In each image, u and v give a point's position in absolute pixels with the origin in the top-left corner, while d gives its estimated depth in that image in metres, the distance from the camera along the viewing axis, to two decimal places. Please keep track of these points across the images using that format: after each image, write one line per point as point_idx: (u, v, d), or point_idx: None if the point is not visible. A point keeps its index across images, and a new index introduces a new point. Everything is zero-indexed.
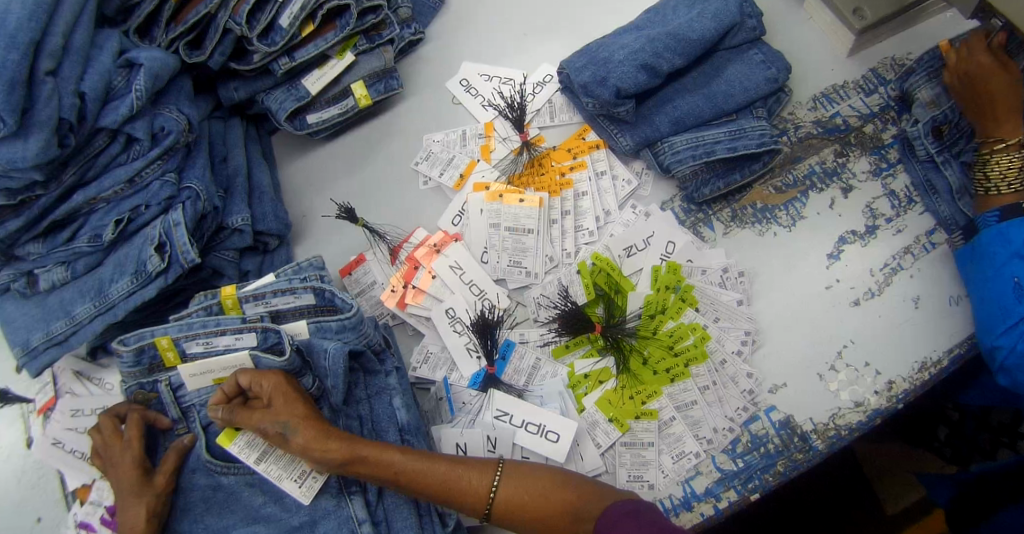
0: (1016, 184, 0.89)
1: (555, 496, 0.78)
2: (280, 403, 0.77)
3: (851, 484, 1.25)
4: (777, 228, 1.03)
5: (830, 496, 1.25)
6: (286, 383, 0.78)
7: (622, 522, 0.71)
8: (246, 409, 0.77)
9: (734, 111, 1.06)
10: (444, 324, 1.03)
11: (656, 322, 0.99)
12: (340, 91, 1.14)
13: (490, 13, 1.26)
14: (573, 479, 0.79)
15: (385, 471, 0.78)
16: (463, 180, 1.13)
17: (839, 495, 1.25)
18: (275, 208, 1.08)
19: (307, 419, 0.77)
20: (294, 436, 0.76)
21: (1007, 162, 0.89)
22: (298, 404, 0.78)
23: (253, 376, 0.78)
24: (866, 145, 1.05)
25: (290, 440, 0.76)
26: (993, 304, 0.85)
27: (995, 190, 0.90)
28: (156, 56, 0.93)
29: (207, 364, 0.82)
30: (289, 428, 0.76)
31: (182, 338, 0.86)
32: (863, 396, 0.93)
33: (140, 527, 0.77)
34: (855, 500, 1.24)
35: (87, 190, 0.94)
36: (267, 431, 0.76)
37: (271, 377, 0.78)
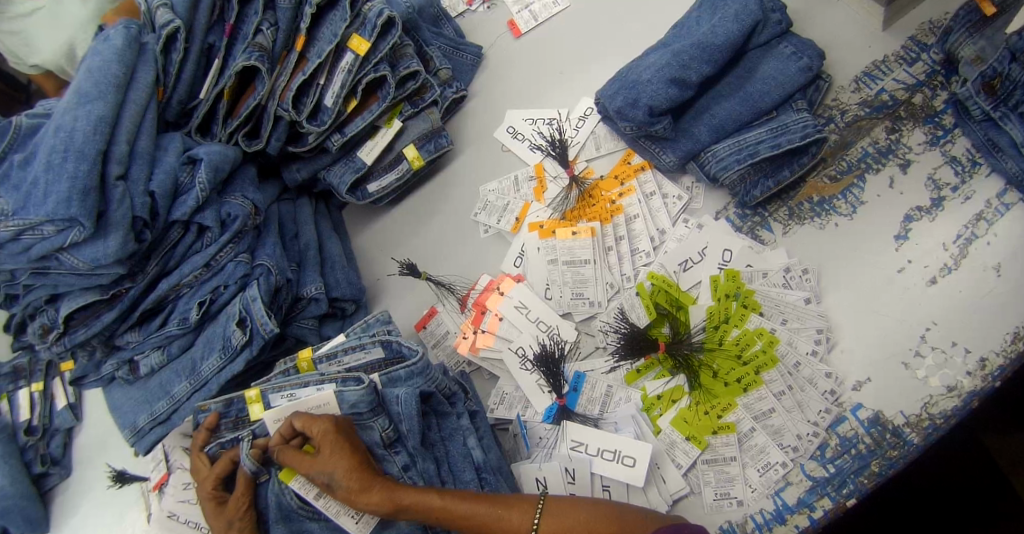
0: None
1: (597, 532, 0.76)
2: (327, 450, 0.79)
3: (981, 478, 1.08)
4: (837, 218, 0.99)
5: (958, 492, 1.07)
6: (333, 431, 0.80)
7: None
8: (296, 454, 0.80)
9: (773, 108, 1.01)
10: (516, 367, 1.00)
11: (721, 332, 0.94)
12: (394, 157, 1.14)
13: (527, 59, 1.19)
14: (622, 513, 0.77)
15: (428, 517, 0.79)
16: (519, 223, 1.08)
17: (969, 490, 1.07)
18: (348, 274, 1.11)
19: (351, 470, 0.79)
20: (338, 485, 0.79)
21: None
22: (343, 451, 0.80)
23: (305, 420, 0.81)
24: (918, 116, 1.00)
25: (334, 486, 0.79)
26: None
27: None
28: (214, 150, 1.01)
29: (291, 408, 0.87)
30: (333, 477, 0.79)
31: (268, 390, 0.91)
32: (955, 379, 0.88)
33: None
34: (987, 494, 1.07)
35: (170, 277, 1.02)
36: (315, 480, 0.79)
37: (321, 424, 0.80)
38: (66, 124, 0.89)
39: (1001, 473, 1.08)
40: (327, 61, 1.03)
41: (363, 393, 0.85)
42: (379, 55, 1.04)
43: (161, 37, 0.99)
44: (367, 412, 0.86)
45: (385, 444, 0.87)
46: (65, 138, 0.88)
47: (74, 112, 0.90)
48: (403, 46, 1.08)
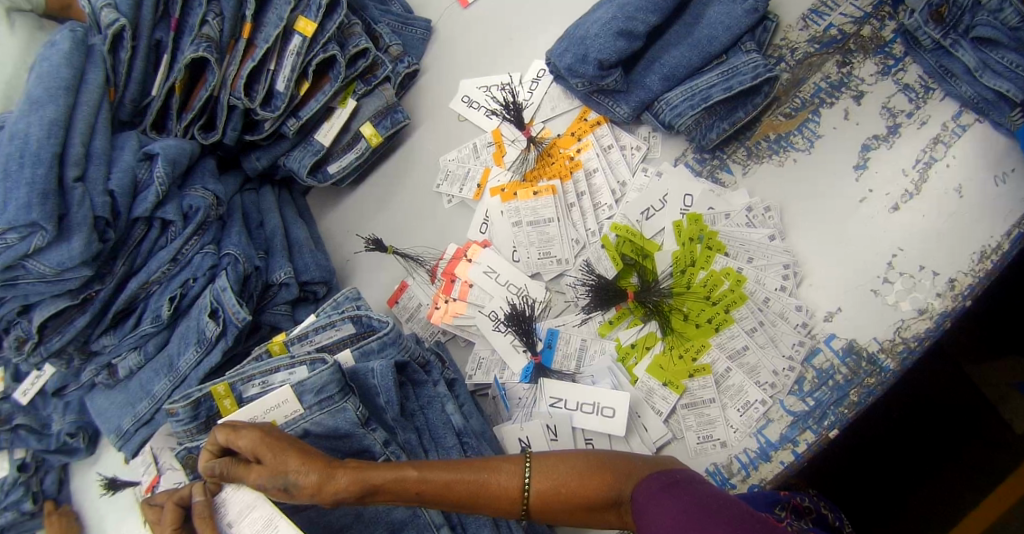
0: None
1: (592, 481, 0.76)
2: (269, 455, 0.75)
3: (970, 409, 1.14)
4: (795, 154, 0.98)
5: (950, 424, 1.14)
6: (262, 435, 0.76)
7: (660, 499, 0.70)
8: (239, 465, 0.76)
9: (723, 53, 0.99)
10: (489, 330, 1.00)
11: (689, 276, 0.94)
12: (352, 136, 1.14)
13: (476, 29, 1.18)
14: (608, 460, 0.77)
15: (407, 493, 0.77)
16: (481, 189, 1.08)
17: (960, 422, 1.14)
18: (315, 256, 1.11)
19: (304, 466, 0.75)
20: (298, 485, 0.74)
21: None
22: (284, 450, 0.75)
23: (228, 434, 0.76)
24: (868, 47, 0.99)
25: (297, 489, 0.74)
26: None
27: None
28: (170, 144, 1.02)
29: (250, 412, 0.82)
30: (291, 479, 0.74)
31: (237, 382, 0.90)
32: (925, 302, 0.89)
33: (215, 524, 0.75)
34: (976, 423, 1.14)
35: (139, 276, 1.03)
36: (268, 488, 0.74)
37: (248, 434, 0.76)
38: (20, 130, 0.90)
39: (990, 403, 1.13)
40: (275, 46, 1.04)
41: (328, 374, 0.84)
42: (326, 36, 1.04)
43: (107, 37, 0.99)
44: (337, 395, 0.85)
45: (361, 423, 0.85)
46: (19, 144, 0.89)
47: (26, 118, 0.90)
48: (351, 25, 1.08)
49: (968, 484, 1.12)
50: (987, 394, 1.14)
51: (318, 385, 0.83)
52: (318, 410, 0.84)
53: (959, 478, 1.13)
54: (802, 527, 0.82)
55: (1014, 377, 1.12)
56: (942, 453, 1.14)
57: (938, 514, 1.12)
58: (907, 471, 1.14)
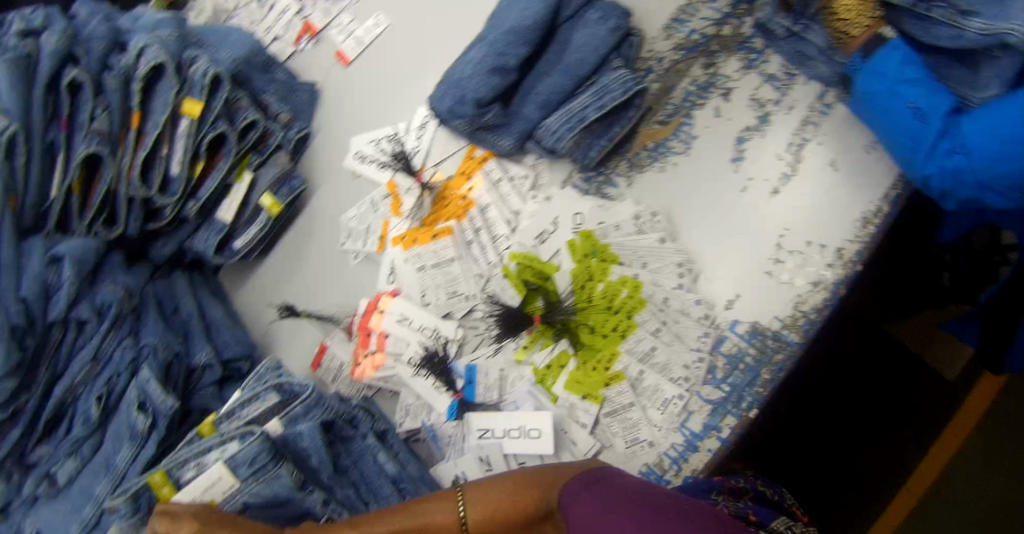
0: (862, 22, 0.97)
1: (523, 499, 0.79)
2: None
3: (902, 365, 1.29)
4: (674, 158, 1.03)
5: (889, 384, 1.29)
6: (200, 521, 0.78)
7: (581, 499, 0.73)
8: None
9: (591, 73, 1.04)
10: (409, 375, 1.03)
11: (588, 290, 0.98)
12: (252, 210, 1.16)
13: (364, 83, 1.22)
14: (532, 475, 0.82)
15: None
16: (383, 241, 1.12)
17: (897, 380, 1.29)
18: (235, 333, 1.16)
19: None
20: None
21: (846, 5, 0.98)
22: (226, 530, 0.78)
23: (167, 525, 0.79)
24: (730, 46, 1.05)
25: None
26: (904, 138, 0.89)
27: (849, 36, 0.98)
28: (76, 244, 1.04)
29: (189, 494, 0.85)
30: None
31: (174, 468, 0.89)
32: (818, 274, 0.94)
33: None
34: (910, 376, 1.28)
35: (63, 381, 1.03)
36: None
37: (188, 521, 0.78)
38: None
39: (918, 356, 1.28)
40: (166, 130, 1.07)
41: (259, 444, 0.87)
42: (213, 114, 1.09)
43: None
44: (270, 462, 0.88)
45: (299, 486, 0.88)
46: None
47: None
48: (237, 99, 1.13)
49: (914, 437, 1.27)
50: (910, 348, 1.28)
51: (250, 456, 0.87)
52: (254, 482, 0.87)
53: (905, 434, 1.27)
54: (738, 507, 0.88)
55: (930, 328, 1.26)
56: (887, 411, 1.29)
57: (895, 471, 1.26)
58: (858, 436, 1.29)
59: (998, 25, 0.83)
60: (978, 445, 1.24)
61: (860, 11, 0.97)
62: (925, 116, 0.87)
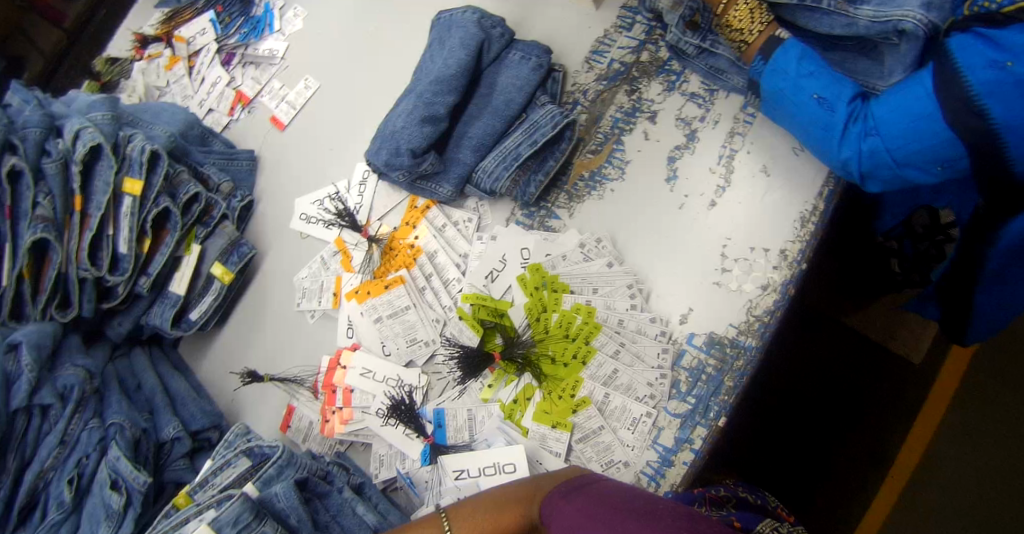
0: (755, 26, 0.98)
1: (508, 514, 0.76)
2: None
3: (867, 355, 1.35)
4: (611, 184, 1.06)
5: (857, 374, 1.35)
6: None
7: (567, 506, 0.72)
8: None
9: (522, 111, 1.08)
10: (379, 426, 1.03)
11: (544, 320, 0.99)
12: (205, 280, 1.17)
13: (302, 146, 1.25)
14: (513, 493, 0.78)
15: None
16: (337, 297, 1.12)
17: (865, 370, 1.35)
18: (201, 405, 1.14)
19: None
20: None
21: (739, 12, 0.99)
22: None
23: None
24: (650, 71, 1.10)
25: None
26: (814, 129, 0.93)
27: (746, 42, 0.99)
28: (32, 329, 1.07)
29: None
30: None
31: None
32: (766, 278, 0.97)
33: None
34: (878, 364, 1.35)
35: (31, 467, 1.02)
36: None
37: None
38: None
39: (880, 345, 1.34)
40: (109, 211, 1.10)
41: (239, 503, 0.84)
42: (155, 190, 1.11)
43: None
44: (252, 522, 0.84)
45: None
46: None
47: None
48: (178, 174, 1.15)
49: (890, 422, 1.32)
50: (873, 337, 1.34)
51: (231, 516, 0.83)
52: None
53: (882, 420, 1.33)
54: (722, 516, 0.88)
55: (888, 318, 1.33)
56: (861, 401, 1.34)
57: (878, 457, 1.31)
58: (837, 427, 1.34)
59: (890, 12, 0.89)
60: (954, 423, 1.31)
61: (752, 16, 0.98)
62: (831, 104, 0.91)
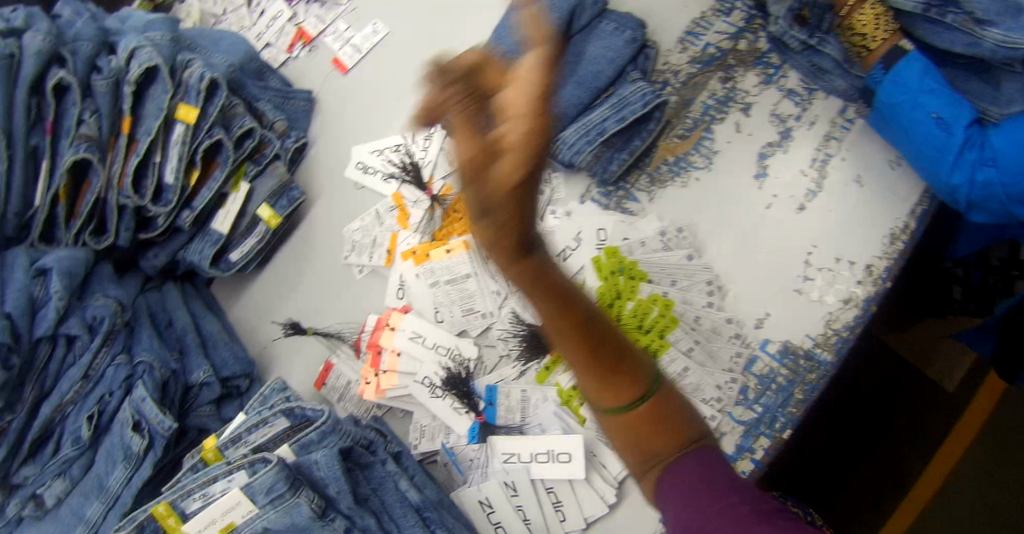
0: (881, 33, 0.97)
1: (649, 453, 0.66)
2: (500, 99, 0.49)
3: (900, 376, 1.33)
4: (696, 172, 1.01)
5: (887, 393, 1.33)
6: (483, 73, 0.52)
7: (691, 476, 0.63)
8: (474, 112, 0.50)
9: (610, 85, 1.02)
10: (426, 397, 0.97)
11: (617, 308, 0.97)
12: (249, 220, 1.10)
13: (365, 93, 1.18)
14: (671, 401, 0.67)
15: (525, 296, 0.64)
16: (391, 254, 1.06)
17: (896, 390, 1.33)
18: (233, 350, 1.08)
19: (509, 219, 0.52)
20: (504, 171, 0.47)
21: (866, 16, 0.98)
22: (502, 99, 0.50)
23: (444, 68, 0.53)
24: (747, 61, 1.04)
25: (469, 187, 0.50)
26: (928, 149, 0.89)
27: (868, 47, 0.98)
28: (65, 254, 0.99)
29: (208, 516, 0.80)
30: (524, 169, 0.47)
31: (178, 499, 0.83)
32: (848, 291, 0.92)
33: (482, 160, 0.48)
34: (910, 386, 1.32)
35: (50, 400, 0.96)
36: (493, 141, 0.48)
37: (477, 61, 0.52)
38: None
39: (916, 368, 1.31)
40: (159, 137, 1.02)
41: (276, 471, 0.80)
42: (210, 120, 1.03)
43: None
44: (288, 492, 0.81)
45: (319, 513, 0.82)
46: None
47: None
48: (233, 106, 1.07)
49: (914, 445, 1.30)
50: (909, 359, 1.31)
51: (266, 485, 0.80)
52: (272, 508, 0.81)
53: (907, 442, 1.30)
54: None
55: (928, 340, 1.28)
56: (888, 419, 1.32)
57: (897, 480, 1.28)
58: (860, 443, 1.32)
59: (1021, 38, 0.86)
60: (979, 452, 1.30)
61: (879, 22, 0.97)
62: (949, 126, 0.88)
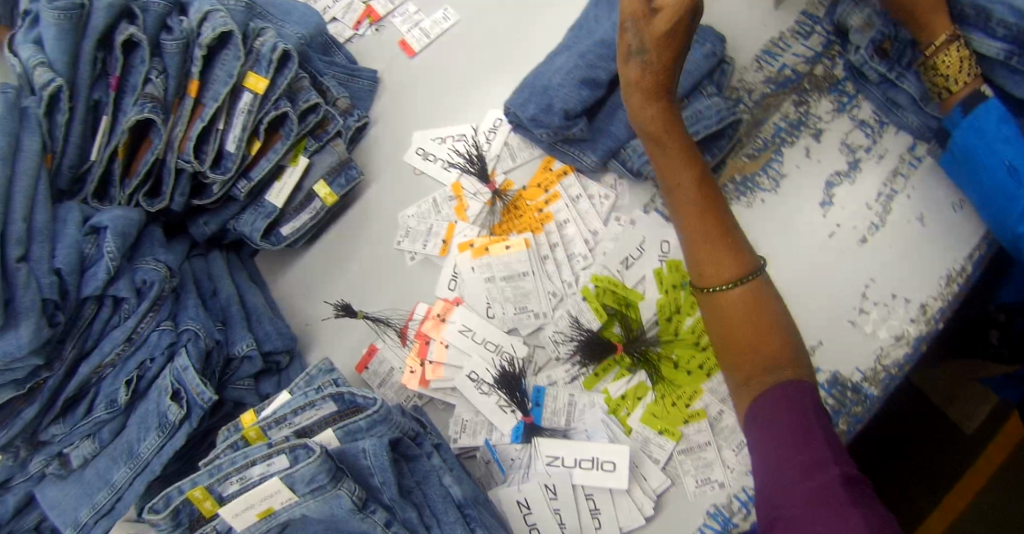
0: (965, 76, 0.90)
1: (747, 363, 0.74)
2: (675, 35, 0.79)
3: (920, 415, 1.26)
4: (763, 194, 1.01)
5: (906, 431, 1.27)
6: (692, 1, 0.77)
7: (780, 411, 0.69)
8: (643, 21, 0.79)
9: (684, 97, 1.01)
10: (471, 391, 0.97)
11: (675, 323, 0.94)
12: (305, 195, 1.10)
13: (431, 77, 1.18)
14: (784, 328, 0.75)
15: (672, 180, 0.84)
16: (447, 244, 1.06)
17: (915, 428, 1.27)
18: (277, 324, 1.07)
19: (661, 53, 0.80)
20: (648, 64, 0.81)
21: (948, 59, 0.90)
22: (684, 36, 0.79)
23: None
24: (821, 87, 1.04)
25: (646, 64, 0.81)
26: (999, 195, 0.88)
27: (949, 90, 0.92)
28: (119, 214, 0.97)
29: (246, 501, 0.81)
30: (645, 58, 0.81)
31: (214, 483, 0.83)
32: (901, 328, 0.92)
33: (649, 40, 0.79)
34: (929, 424, 1.26)
35: (90, 360, 0.95)
36: (639, 39, 0.80)
37: None
38: None
39: (938, 406, 1.26)
40: (225, 104, 1.01)
41: (318, 463, 0.79)
42: (279, 91, 1.03)
43: (43, 98, 0.94)
44: (329, 483, 0.81)
45: (359, 506, 0.82)
46: None
47: None
48: (300, 80, 1.06)
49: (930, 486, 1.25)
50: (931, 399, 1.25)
51: (307, 476, 0.80)
52: (312, 498, 0.81)
53: (922, 481, 1.25)
54: None
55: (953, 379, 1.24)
56: (905, 457, 1.26)
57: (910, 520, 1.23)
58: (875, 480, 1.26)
59: None
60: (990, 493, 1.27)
61: (962, 65, 0.90)
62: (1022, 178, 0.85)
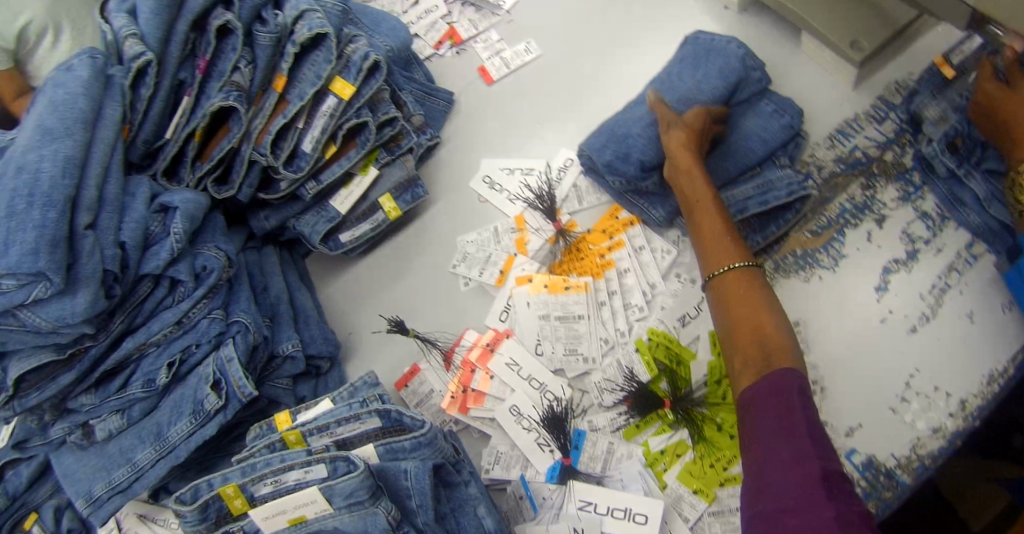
0: None
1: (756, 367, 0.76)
2: (696, 121, 0.98)
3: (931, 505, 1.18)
4: (821, 271, 1.03)
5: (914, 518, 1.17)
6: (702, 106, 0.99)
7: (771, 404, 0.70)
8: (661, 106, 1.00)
9: (757, 164, 1.04)
10: (510, 421, 0.99)
11: (723, 387, 0.93)
12: (368, 206, 1.12)
13: (508, 108, 1.22)
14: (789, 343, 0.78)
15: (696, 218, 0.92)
16: (504, 275, 1.08)
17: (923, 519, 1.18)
18: (323, 329, 1.08)
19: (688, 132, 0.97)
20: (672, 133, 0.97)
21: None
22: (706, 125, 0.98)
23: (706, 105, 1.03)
24: (890, 173, 1.06)
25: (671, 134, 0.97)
26: None
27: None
28: (189, 197, 0.97)
29: (279, 506, 0.81)
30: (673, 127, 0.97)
31: (248, 483, 0.85)
32: (940, 421, 0.90)
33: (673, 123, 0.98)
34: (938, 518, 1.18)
35: (136, 337, 0.96)
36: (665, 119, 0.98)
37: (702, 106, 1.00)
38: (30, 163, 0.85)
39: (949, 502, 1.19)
40: (307, 105, 1.03)
41: (361, 480, 0.79)
42: (362, 101, 1.05)
43: (131, 70, 0.96)
44: (367, 499, 0.80)
45: (392, 525, 0.81)
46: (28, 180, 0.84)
47: (38, 150, 0.86)
48: (382, 91, 1.09)
49: None
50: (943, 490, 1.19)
51: (346, 491, 0.79)
52: (347, 512, 0.80)
53: None
54: None
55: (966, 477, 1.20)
56: None
57: None
58: None
59: None
60: None
61: None
62: None
